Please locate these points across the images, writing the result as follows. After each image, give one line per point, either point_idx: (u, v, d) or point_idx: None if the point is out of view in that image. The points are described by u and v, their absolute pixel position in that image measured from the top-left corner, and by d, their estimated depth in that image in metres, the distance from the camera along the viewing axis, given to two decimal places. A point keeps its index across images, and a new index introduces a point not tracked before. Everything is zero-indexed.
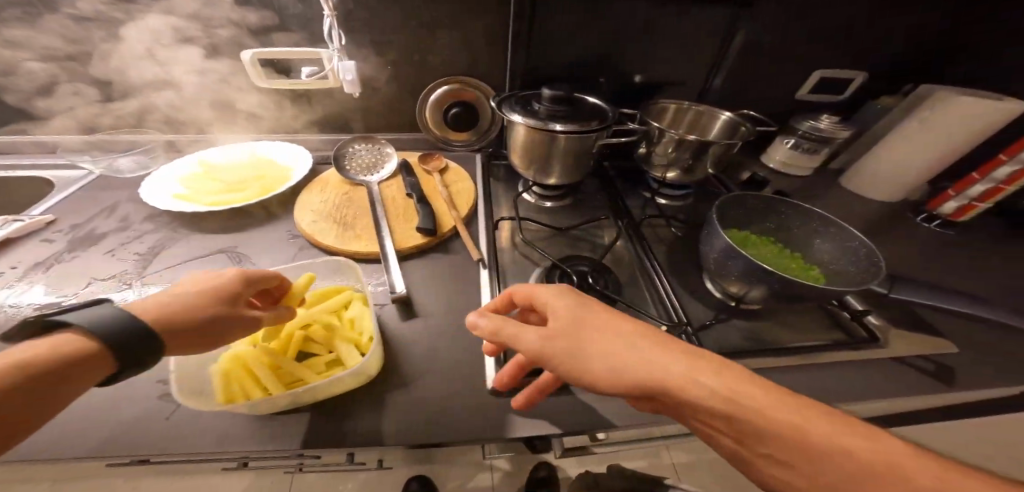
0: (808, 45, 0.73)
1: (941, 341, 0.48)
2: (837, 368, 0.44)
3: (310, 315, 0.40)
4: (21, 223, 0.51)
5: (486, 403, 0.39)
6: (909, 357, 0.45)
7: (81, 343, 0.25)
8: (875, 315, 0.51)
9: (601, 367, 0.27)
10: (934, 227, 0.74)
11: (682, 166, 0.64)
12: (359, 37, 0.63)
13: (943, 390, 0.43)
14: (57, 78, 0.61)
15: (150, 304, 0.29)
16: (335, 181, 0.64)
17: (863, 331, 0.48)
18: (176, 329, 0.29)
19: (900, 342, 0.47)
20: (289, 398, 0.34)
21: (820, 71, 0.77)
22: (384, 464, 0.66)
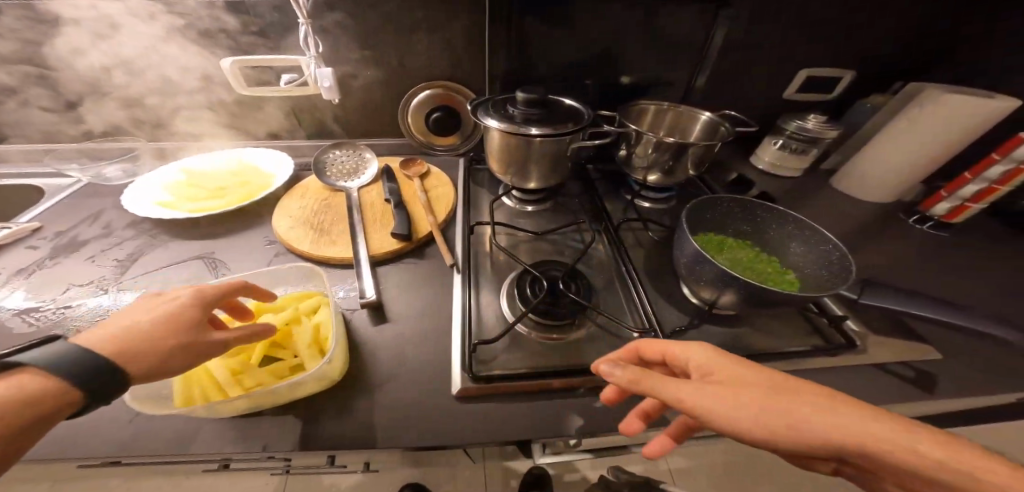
0: (791, 43, 0.72)
1: (924, 347, 0.46)
2: (813, 375, 0.43)
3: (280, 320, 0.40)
4: (6, 230, 0.52)
5: (449, 409, 0.39)
6: (886, 364, 0.44)
7: (45, 380, 0.24)
8: (854, 320, 0.49)
9: (779, 429, 0.25)
10: (927, 229, 0.72)
11: (662, 169, 0.64)
12: (337, 44, 0.64)
13: (924, 397, 0.41)
14: (48, 87, 0.63)
15: (107, 335, 0.28)
16: (315, 187, 0.64)
17: (841, 337, 0.47)
18: (142, 359, 0.27)
19: (881, 348, 0.46)
20: (245, 402, 0.33)
21: (803, 70, 0.76)
22: (371, 467, 0.66)
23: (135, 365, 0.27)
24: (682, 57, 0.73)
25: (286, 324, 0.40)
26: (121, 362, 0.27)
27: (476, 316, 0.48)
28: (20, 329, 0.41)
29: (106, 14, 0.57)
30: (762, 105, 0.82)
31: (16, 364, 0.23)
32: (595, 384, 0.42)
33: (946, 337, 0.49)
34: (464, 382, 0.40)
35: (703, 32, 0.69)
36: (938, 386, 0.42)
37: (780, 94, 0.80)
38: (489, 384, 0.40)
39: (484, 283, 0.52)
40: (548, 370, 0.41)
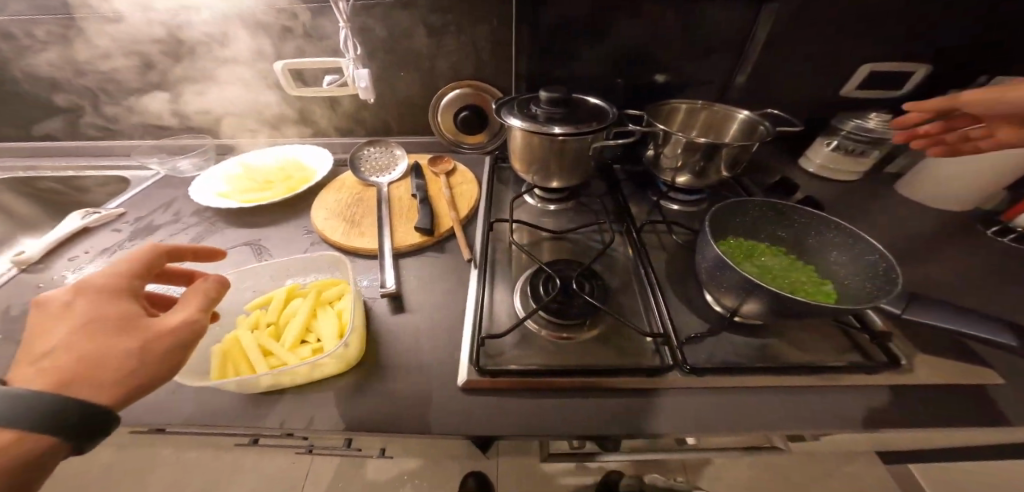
0: (849, 32, 0.65)
1: (985, 371, 0.41)
2: (840, 396, 0.39)
3: (309, 306, 0.44)
4: (98, 214, 0.60)
5: (453, 400, 0.40)
6: (933, 387, 0.39)
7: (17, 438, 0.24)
8: (900, 339, 0.44)
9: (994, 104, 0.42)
10: (1009, 242, 0.62)
11: (692, 170, 0.61)
12: (373, 47, 0.68)
13: (976, 428, 0.37)
14: (136, 90, 0.73)
15: (49, 370, 0.26)
16: (350, 182, 0.69)
17: (882, 355, 0.42)
18: (107, 380, 0.26)
19: (927, 368, 0.41)
20: (269, 379, 0.36)
21: (863, 63, 0.69)
22: (386, 453, 0.72)
23: (113, 389, 0.27)
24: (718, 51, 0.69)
25: (314, 309, 0.44)
26: (87, 394, 0.26)
27: (488, 310, 0.49)
28: None
29: (181, 26, 0.65)
30: (812, 101, 0.75)
31: None
32: (602, 388, 0.41)
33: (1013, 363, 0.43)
34: (470, 374, 0.41)
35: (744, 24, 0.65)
36: (1001, 416, 0.37)
37: (835, 90, 0.73)
38: (494, 377, 0.41)
39: (498, 279, 0.53)
40: (555, 370, 0.42)
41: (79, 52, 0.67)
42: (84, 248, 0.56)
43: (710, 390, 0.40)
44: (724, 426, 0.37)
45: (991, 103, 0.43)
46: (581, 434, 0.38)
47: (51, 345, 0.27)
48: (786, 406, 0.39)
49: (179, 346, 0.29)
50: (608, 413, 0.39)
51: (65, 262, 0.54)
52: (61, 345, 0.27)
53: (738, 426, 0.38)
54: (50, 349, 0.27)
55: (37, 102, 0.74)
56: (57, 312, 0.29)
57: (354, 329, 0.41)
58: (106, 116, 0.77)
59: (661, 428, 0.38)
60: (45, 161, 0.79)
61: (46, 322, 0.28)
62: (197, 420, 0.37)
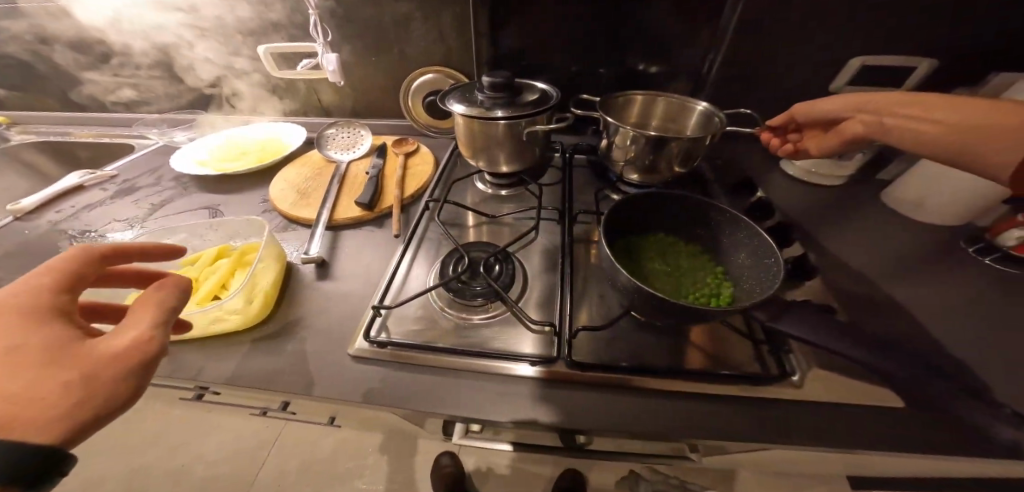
0: (836, 24, 0.60)
1: (887, 395, 0.39)
2: (713, 403, 0.39)
3: (227, 266, 0.47)
4: (93, 175, 0.69)
5: (341, 365, 0.42)
6: (819, 405, 0.38)
7: None
8: (803, 351, 0.43)
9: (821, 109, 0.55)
10: (989, 263, 0.56)
11: (641, 166, 0.58)
12: (342, 31, 0.70)
13: (848, 446, 0.36)
14: (138, 67, 0.80)
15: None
16: (315, 158, 0.73)
17: (777, 367, 0.41)
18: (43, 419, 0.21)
19: (819, 385, 0.40)
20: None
21: (857, 57, 0.62)
22: (335, 422, 0.77)
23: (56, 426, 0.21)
24: (688, 39, 0.66)
25: (230, 269, 0.47)
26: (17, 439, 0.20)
27: (402, 285, 0.51)
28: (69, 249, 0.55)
29: (169, 8, 0.70)
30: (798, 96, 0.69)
31: None
32: (482, 370, 0.41)
33: (931, 394, 0.39)
34: (360, 344, 0.43)
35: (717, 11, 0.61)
36: (873, 440, 0.36)
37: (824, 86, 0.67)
38: (382, 349, 0.43)
39: (421, 256, 0.55)
40: (437, 349, 0.42)
41: (88, 27, 0.74)
42: (73, 202, 0.64)
43: (600, 384, 0.40)
44: (653, 429, 0.37)
45: (816, 112, 0.56)
46: (521, 420, 0.38)
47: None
48: (664, 407, 0.39)
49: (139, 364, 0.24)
50: (481, 394, 0.40)
51: (54, 213, 0.62)
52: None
53: (665, 430, 0.37)
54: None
55: (58, 73, 0.83)
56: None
57: (256, 290, 0.44)
58: (114, 88, 0.84)
59: (587, 425, 0.37)
60: (68, 127, 0.89)
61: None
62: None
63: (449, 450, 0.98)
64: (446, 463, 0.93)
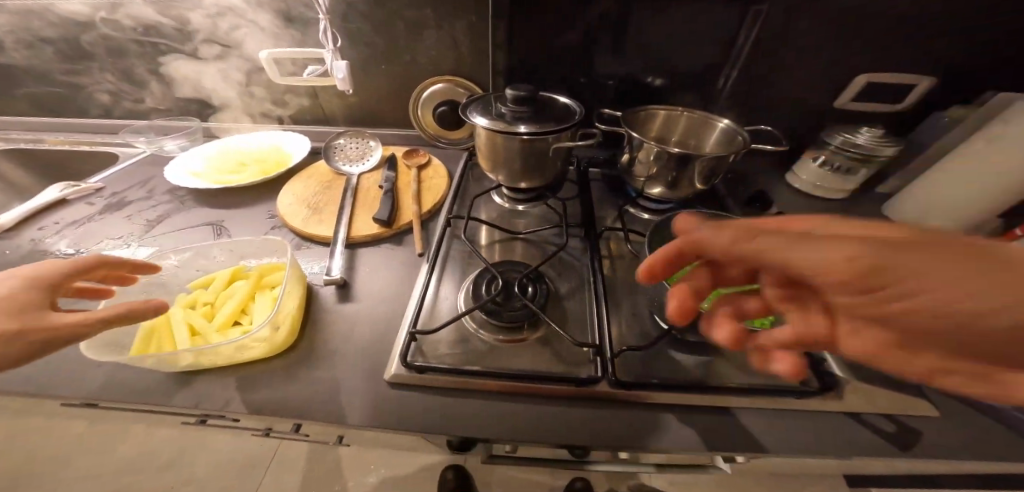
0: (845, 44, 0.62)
1: (921, 403, 0.41)
2: (761, 418, 0.39)
3: (246, 290, 0.44)
4: (78, 187, 0.64)
5: (379, 391, 0.40)
6: (864, 415, 0.39)
7: None
8: (840, 363, 0.44)
9: None
10: None
11: (665, 180, 0.58)
12: (351, 36, 0.67)
13: (897, 456, 0.37)
14: (121, 71, 0.74)
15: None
16: (322, 170, 0.70)
17: (818, 378, 0.42)
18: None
19: (860, 397, 0.41)
20: (190, 355, 0.37)
21: (865, 74, 0.64)
22: (342, 443, 0.74)
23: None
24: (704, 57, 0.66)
25: (250, 293, 0.44)
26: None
27: (431, 305, 0.49)
28: None
29: (158, 6, 0.65)
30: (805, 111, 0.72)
31: None
32: (527, 392, 0.40)
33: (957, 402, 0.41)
34: (396, 368, 0.41)
35: (732, 28, 0.61)
36: (918, 447, 0.37)
37: (829, 102, 0.68)
38: (419, 374, 0.41)
39: (447, 275, 0.53)
40: (476, 372, 0.41)
41: (66, 28, 0.68)
42: (56, 219, 0.59)
43: (591, 399, 0.40)
44: (706, 446, 0.37)
45: None
46: (572, 443, 0.37)
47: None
48: (703, 421, 0.39)
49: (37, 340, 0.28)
50: (529, 417, 0.39)
51: (35, 230, 0.57)
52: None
53: (718, 447, 0.37)
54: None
55: (29, 75, 0.76)
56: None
57: (283, 314, 0.42)
58: (90, 92, 0.78)
59: (586, 441, 0.37)
60: (40, 134, 0.82)
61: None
62: (113, 398, 0.38)
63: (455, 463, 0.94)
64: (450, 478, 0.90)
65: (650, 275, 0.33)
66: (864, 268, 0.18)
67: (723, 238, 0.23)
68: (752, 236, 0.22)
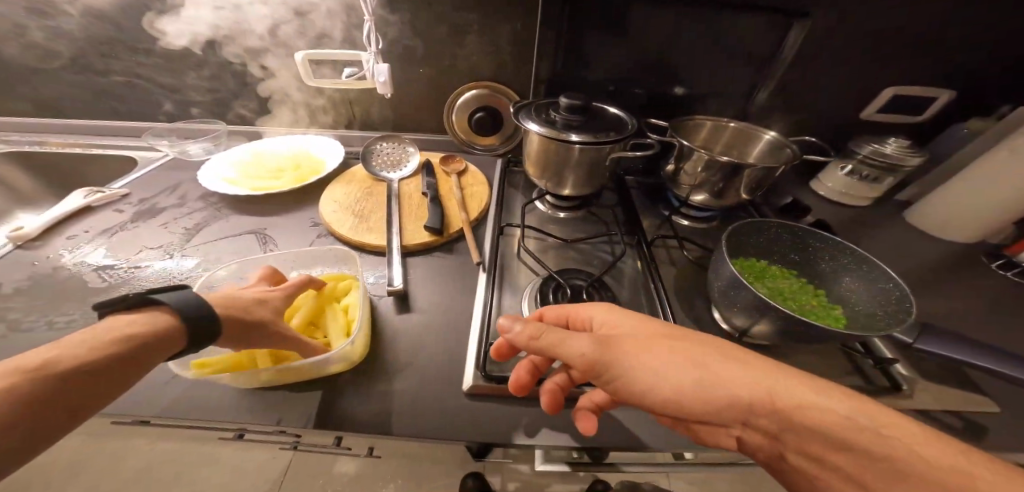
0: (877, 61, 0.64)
1: (983, 400, 0.44)
2: None
3: (315, 302, 0.43)
4: (103, 194, 0.62)
5: (462, 403, 0.40)
6: (932, 412, 0.42)
7: (170, 319, 0.30)
8: (902, 364, 0.47)
9: None
10: (1013, 275, 0.64)
11: (711, 189, 0.59)
12: (392, 40, 0.66)
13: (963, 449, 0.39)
14: (139, 71, 0.70)
15: (58, 351, 0.25)
16: (361, 175, 0.68)
17: (886, 379, 0.45)
18: (188, 318, 0.30)
19: (924, 395, 0.44)
20: (274, 374, 0.37)
21: (893, 88, 0.66)
22: (373, 452, 0.72)
23: (203, 305, 0.32)
24: (740, 68, 0.66)
25: (318, 305, 0.43)
26: (173, 319, 0.30)
27: (498, 314, 0.49)
28: (99, 283, 0.50)
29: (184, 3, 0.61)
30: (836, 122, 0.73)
31: (155, 301, 0.30)
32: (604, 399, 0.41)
33: (1002, 397, 0.45)
34: (475, 379, 0.41)
35: (777, 41, 0.62)
36: (980, 439, 0.40)
37: (857, 113, 0.71)
38: (502, 384, 0.40)
39: (507, 284, 0.53)
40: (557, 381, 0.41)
41: (78, 26, 0.64)
42: (83, 228, 0.58)
43: None
44: None
45: None
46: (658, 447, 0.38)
47: (29, 401, 0.23)
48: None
49: (239, 320, 0.34)
50: (613, 425, 0.39)
51: (64, 240, 0.56)
52: (8, 387, 0.22)
53: None
54: (8, 407, 0.22)
55: (35, 73, 0.71)
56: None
57: (360, 327, 0.41)
58: (104, 92, 0.73)
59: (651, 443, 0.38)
60: (45, 137, 0.77)
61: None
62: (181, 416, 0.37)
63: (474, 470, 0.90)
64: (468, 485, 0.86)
65: (520, 386, 0.38)
66: (594, 348, 0.31)
67: (528, 340, 0.33)
68: (540, 335, 0.33)
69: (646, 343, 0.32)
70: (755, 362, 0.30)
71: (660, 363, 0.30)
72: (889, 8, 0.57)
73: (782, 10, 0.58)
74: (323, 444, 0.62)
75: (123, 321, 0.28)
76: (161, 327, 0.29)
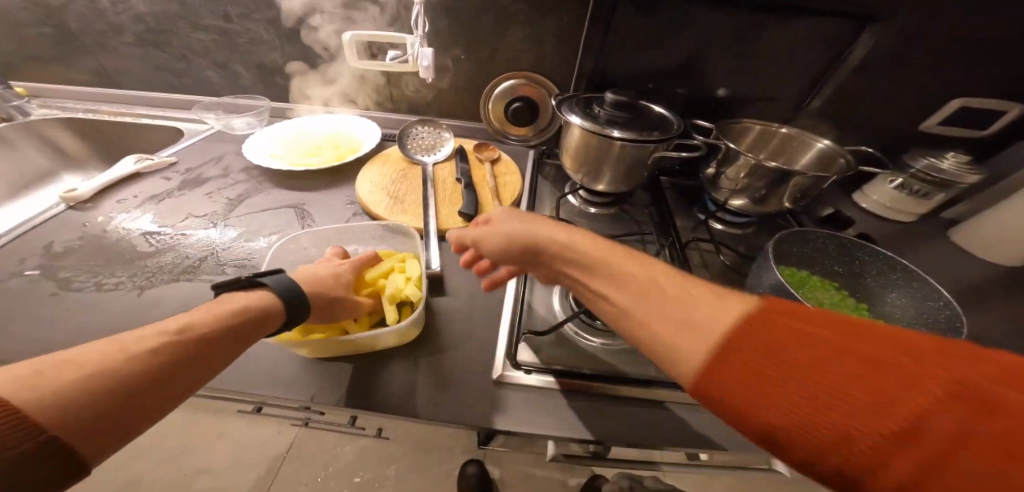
0: (917, 74, 0.61)
1: None
2: None
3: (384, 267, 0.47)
4: (152, 161, 0.65)
5: (489, 391, 0.40)
6: None
7: (274, 300, 0.35)
8: None
9: None
10: None
11: (752, 195, 0.57)
12: (438, 25, 0.66)
13: None
14: (191, 45, 0.72)
15: (199, 320, 0.30)
16: (395, 157, 0.69)
17: None
18: (286, 299, 0.36)
19: None
20: (339, 345, 0.40)
21: (961, 99, 0.62)
22: (383, 433, 0.74)
23: (295, 286, 0.37)
24: (760, 71, 0.64)
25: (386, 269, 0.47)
26: (276, 300, 0.35)
27: (529, 305, 0.50)
28: (147, 247, 0.52)
29: None
30: (893, 134, 0.69)
31: (262, 283, 0.36)
32: (627, 394, 0.41)
33: None
34: (504, 369, 0.42)
35: (839, 45, 0.59)
36: None
37: (916, 124, 0.67)
38: (534, 376, 0.41)
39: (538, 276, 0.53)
40: (584, 375, 0.42)
41: (140, 0, 0.66)
42: (132, 193, 0.61)
43: (691, 402, 0.42)
44: None
45: None
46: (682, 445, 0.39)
47: (169, 361, 0.27)
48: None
49: (318, 294, 0.40)
50: (639, 421, 0.40)
51: (114, 203, 0.59)
52: (161, 343, 0.27)
53: None
54: (162, 363, 0.26)
55: (92, 41, 0.73)
56: (25, 367, 0.23)
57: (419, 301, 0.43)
58: (155, 63, 0.76)
59: (675, 442, 0.39)
60: (98, 105, 0.81)
61: (77, 416, 0.23)
62: (217, 381, 0.39)
63: (475, 458, 0.90)
64: (468, 471, 0.87)
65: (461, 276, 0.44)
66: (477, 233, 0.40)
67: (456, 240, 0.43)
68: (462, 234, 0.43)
69: (501, 223, 0.37)
70: (599, 257, 0.28)
71: (506, 234, 0.36)
72: (970, 15, 0.54)
73: (818, 9, 0.55)
74: (338, 421, 0.64)
75: (244, 298, 0.34)
76: (269, 304, 0.35)
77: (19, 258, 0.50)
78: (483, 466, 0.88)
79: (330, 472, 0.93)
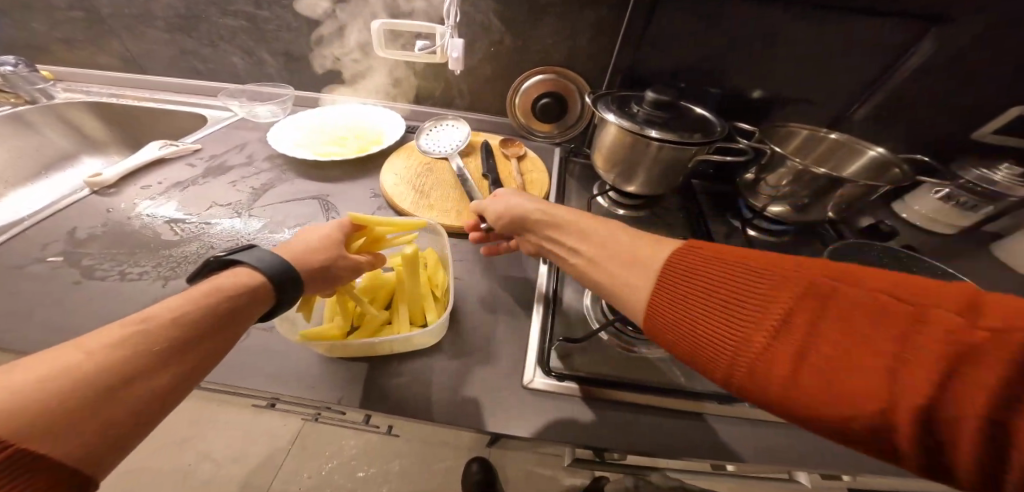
0: (973, 81, 0.57)
1: None
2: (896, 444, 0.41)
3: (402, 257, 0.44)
4: (176, 147, 0.64)
5: (517, 399, 0.39)
6: None
7: (255, 275, 0.31)
8: None
9: None
10: None
11: (795, 203, 0.54)
12: (469, 16, 0.64)
13: None
14: (218, 30, 0.71)
15: (170, 307, 0.26)
16: (420, 150, 0.68)
17: None
18: (270, 274, 0.31)
19: None
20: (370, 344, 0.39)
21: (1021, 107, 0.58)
22: (393, 428, 0.73)
23: (279, 259, 0.33)
24: (804, 73, 0.61)
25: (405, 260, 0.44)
26: (257, 274, 0.31)
27: (559, 310, 0.48)
28: (171, 236, 0.52)
29: None
30: (940, 144, 0.66)
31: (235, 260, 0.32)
32: (663, 405, 0.40)
33: None
34: (535, 376, 0.40)
35: (891, 46, 0.56)
36: None
37: (967, 133, 0.63)
38: (567, 384, 0.40)
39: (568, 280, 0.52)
40: (616, 383, 0.40)
41: None
42: (157, 179, 0.60)
43: (730, 416, 0.40)
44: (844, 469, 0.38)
45: None
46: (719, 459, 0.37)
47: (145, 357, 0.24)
48: (819, 450, 0.39)
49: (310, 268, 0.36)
50: (674, 434, 0.38)
51: (137, 189, 0.58)
52: (131, 340, 0.24)
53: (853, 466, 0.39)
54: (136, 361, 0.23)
55: (118, 22, 0.73)
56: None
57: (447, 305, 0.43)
58: (181, 48, 0.75)
59: (713, 458, 0.37)
60: (124, 90, 0.80)
61: (53, 426, 0.20)
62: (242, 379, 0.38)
63: (479, 456, 0.89)
64: (473, 468, 0.86)
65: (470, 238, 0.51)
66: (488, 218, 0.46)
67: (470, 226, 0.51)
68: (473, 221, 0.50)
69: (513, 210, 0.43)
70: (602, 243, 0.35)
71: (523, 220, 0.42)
72: None
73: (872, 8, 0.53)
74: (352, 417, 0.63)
75: (224, 276, 0.30)
76: (248, 282, 0.30)
77: (43, 243, 0.49)
78: (487, 464, 0.87)
79: (334, 465, 0.93)
